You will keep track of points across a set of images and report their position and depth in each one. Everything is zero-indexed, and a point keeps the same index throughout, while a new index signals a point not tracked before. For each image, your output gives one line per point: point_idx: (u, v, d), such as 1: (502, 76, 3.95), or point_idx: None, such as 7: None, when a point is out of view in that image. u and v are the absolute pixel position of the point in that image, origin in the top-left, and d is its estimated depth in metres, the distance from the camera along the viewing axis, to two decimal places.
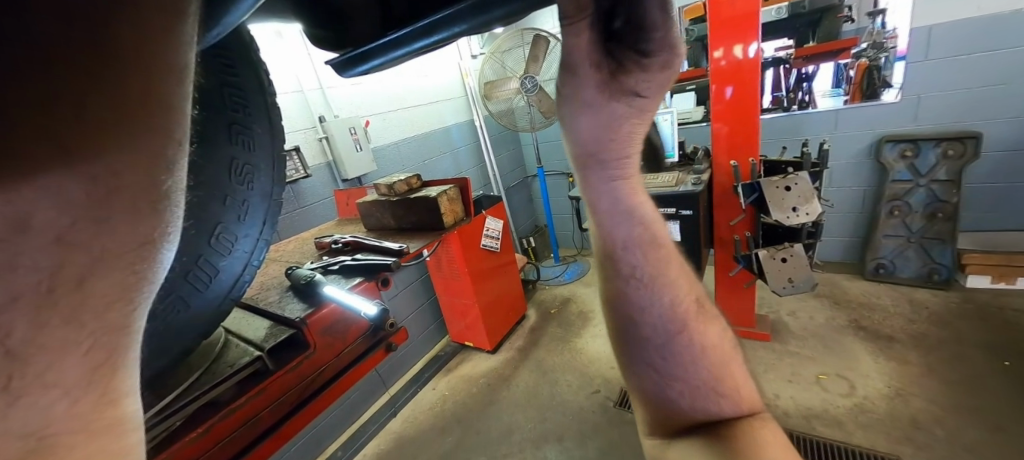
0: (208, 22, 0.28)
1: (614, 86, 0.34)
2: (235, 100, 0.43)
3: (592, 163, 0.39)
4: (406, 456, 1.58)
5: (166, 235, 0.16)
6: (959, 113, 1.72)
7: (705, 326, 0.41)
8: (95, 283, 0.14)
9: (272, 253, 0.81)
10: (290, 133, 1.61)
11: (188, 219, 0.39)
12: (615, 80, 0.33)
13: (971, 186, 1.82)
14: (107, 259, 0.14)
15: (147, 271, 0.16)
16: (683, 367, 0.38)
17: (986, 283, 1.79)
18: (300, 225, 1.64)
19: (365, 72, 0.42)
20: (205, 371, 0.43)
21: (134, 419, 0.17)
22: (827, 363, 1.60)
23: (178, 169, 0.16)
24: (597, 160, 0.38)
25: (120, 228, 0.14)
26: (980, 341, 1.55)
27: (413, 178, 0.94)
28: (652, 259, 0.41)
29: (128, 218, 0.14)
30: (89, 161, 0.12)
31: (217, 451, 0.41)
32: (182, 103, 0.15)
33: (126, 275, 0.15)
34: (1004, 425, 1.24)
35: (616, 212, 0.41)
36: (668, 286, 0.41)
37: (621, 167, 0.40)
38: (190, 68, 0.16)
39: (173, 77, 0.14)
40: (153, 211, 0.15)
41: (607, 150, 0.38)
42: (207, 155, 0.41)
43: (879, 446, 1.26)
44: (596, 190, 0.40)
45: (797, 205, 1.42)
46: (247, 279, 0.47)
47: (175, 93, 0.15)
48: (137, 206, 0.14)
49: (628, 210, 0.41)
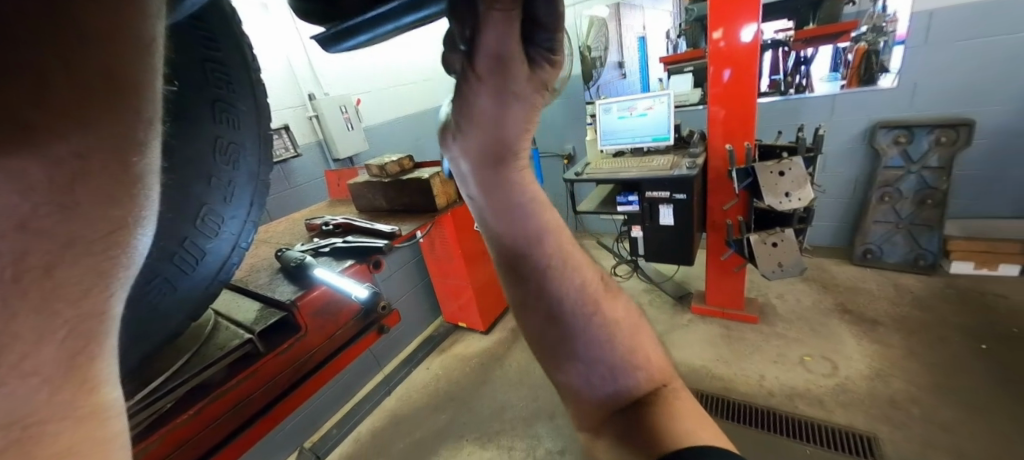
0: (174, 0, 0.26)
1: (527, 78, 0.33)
2: (219, 77, 0.41)
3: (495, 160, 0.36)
4: (401, 432, 1.61)
5: (139, 222, 0.18)
6: (955, 100, 1.72)
7: (615, 304, 0.40)
8: (64, 271, 0.15)
9: (263, 235, 0.80)
10: (278, 111, 1.58)
11: (171, 200, 0.38)
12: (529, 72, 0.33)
13: (961, 173, 1.83)
14: (78, 246, 0.16)
15: (120, 259, 0.17)
16: (610, 356, 0.37)
17: (969, 269, 1.83)
18: (291, 205, 1.61)
19: (351, 49, 0.40)
20: (195, 353, 0.43)
21: (115, 407, 0.18)
22: (811, 345, 1.64)
23: (150, 153, 0.18)
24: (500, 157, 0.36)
25: (90, 213, 0.16)
26: (959, 325, 1.60)
27: (406, 159, 0.93)
28: (558, 250, 0.39)
29: (96, 205, 0.16)
30: (55, 143, 0.15)
31: (207, 434, 0.41)
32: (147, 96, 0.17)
33: (101, 261, 0.16)
34: (977, 404, 1.30)
35: (518, 209, 0.37)
36: (576, 271, 0.39)
37: (519, 163, 0.38)
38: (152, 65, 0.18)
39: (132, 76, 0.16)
40: (127, 195, 0.17)
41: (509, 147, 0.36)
42: (191, 134, 0.39)
43: (857, 424, 1.31)
44: (501, 187, 0.37)
45: (790, 191, 1.42)
46: (236, 262, 0.46)
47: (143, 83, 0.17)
48: (107, 192, 0.16)
49: (530, 204, 0.38)
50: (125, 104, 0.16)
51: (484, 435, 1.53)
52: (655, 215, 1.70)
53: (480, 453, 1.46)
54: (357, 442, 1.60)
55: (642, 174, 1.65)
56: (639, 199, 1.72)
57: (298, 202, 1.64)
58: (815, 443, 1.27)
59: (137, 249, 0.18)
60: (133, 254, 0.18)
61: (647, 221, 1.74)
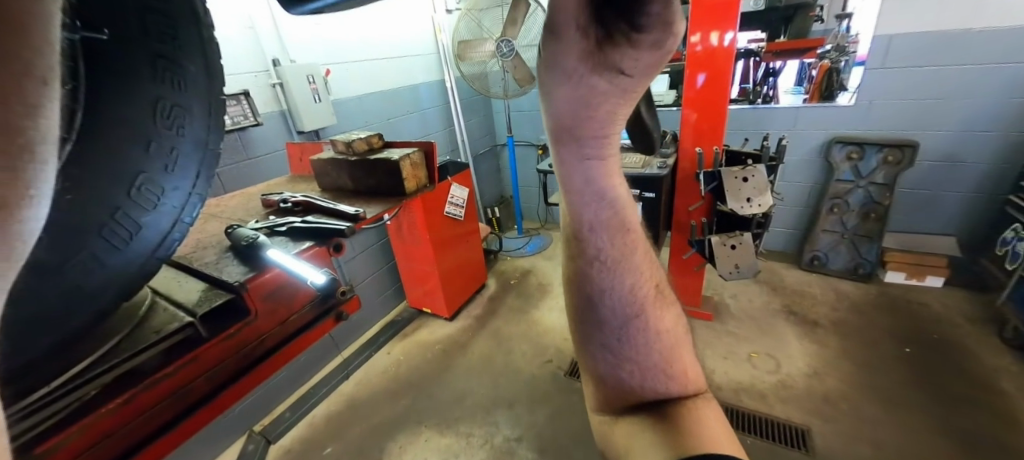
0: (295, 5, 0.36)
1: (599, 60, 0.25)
2: (162, 29, 0.38)
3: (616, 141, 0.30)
4: (356, 419, 1.57)
5: (29, 207, 0.13)
6: (939, 187, 1.88)
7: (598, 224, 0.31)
8: None
9: (212, 208, 0.75)
10: (236, 75, 1.44)
11: (87, 171, 0.33)
12: (600, 54, 0.25)
13: (903, 190, 1.95)
14: None
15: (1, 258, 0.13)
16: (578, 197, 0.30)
17: (900, 279, 1.96)
18: (248, 177, 1.51)
19: (315, 11, 0.38)
20: (128, 335, 0.41)
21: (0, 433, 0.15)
22: (758, 343, 1.74)
23: (52, 112, 0.14)
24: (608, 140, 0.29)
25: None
26: (887, 329, 1.74)
27: (375, 137, 0.91)
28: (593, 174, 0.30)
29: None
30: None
31: (143, 421, 0.39)
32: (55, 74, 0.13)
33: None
34: (894, 401, 1.43)
35: (589, 189, 0.30)
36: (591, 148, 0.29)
37: (600, 147, 0.29)
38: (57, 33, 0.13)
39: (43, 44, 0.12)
40: (33, 161, 0.13)
41: (589, 128, 0.28)
42: (127, 92, 0.35)
43: (793, 418, 1.41)
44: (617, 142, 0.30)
45: (752, 196, 1.45)
46: (177, 237, 0.43)
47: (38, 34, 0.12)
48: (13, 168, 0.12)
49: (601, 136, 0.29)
50: (40, 89, 0.13)
51: (442, 421, 1.53)
52: None
53: (440, 441, 1.45)
54: (310, 426, 1.56)
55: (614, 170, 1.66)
56: None
57: (254, 174, 1.52)
58: (757, 435, 1.36)
59: (27, 238, 0.14)
60: (19, 249, 0.14)
61: None
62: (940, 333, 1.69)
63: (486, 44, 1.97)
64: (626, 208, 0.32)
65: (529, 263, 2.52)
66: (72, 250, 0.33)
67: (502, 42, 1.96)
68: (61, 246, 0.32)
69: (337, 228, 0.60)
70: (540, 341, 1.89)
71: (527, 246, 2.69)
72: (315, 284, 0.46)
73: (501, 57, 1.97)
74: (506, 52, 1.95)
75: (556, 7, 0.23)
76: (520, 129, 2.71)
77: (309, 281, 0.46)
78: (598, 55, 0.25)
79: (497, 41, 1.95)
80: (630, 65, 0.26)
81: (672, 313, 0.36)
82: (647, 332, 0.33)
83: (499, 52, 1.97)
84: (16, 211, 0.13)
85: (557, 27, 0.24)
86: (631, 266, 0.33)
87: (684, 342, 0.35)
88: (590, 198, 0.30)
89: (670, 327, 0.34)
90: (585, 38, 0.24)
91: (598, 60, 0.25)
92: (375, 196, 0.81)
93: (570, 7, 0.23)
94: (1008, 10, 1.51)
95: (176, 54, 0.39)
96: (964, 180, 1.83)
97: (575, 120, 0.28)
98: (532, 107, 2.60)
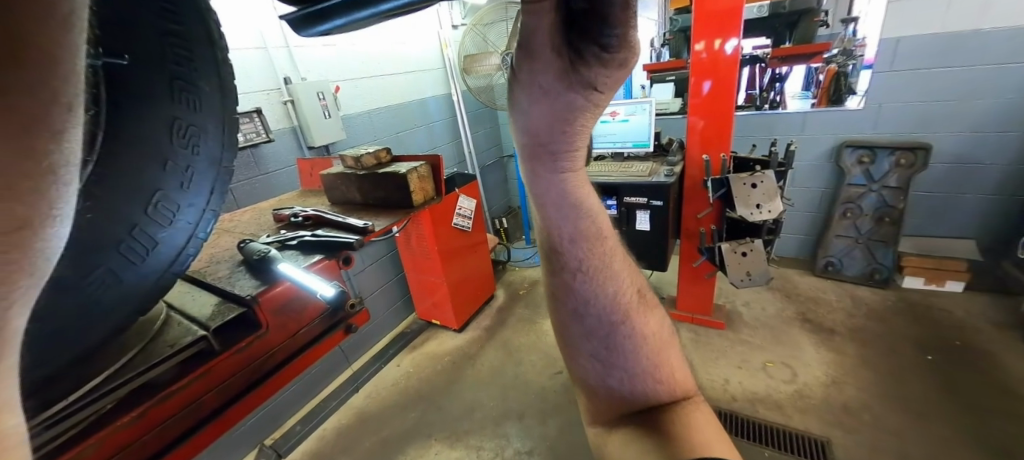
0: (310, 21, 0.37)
1: (574, 77, 0.26)
2: (178, 53, 0.39)
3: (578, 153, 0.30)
4: (366, 433, 1.56)
5: (53, 225, 0.14)
6: (955, 189, 1.84)
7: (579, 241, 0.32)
8: None
9: (225, 224, 0.77)
10: (250, 94, 1.48)
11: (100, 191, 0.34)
12: (574, 71, 0.26)
13: (917, 193, 1.91)
14: None
15: (26, 273, 0.14)
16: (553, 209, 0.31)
17: (919, 284, 1.91)
18: (260, 192, 1.54)
19: (326, 32, 0.39)
20: (141, 350, 0.41)
21: (11, 435, 0.15)
22: (773, 352, 1.70)
23: (73, 136, 0.14)
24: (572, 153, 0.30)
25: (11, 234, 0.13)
26: (907, 337, 1.68)
27: (383, 151, 0.93)
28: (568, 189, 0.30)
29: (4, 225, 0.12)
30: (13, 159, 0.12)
31: (155, 435, 0.39)
32: (76, 96, 0.14)
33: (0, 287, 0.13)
34: (917, 410, 1.38)
35: (562, 204, 0.30)
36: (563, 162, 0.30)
37: (571, 160, 0.30)
38: (82, 58, 0.14)
39: (67, 69, 0.13)
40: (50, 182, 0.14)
41: (559, 141, 0.29)
42: (142, 113, 0.37)
43: (813, 429, 1.36)
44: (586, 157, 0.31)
45: (761, 202, 1.45)
46: (192, 253, 0.44)
47: (65, 61, 0.13)
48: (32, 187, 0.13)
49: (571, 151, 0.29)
50: (64, 115, 0.13)
51: (452, 435, 1.51)
52: (632, 219, 1.72)
53: (450, 454, 1.44)
54: (321, 440, 1.56)
55: (621, 179, 1.66)
56: (618, 203, 1.73)
57: (266, 190, 1.56)
58: (775, 447, 1.32)
59: (53, 257, 0.15)
60: (46, 266, 0.15)
61: (624, 225, 1.76)
62: (962, 339, 1.64)
63: (492, 58, 2.01)
64: (600, 217, 0.33)
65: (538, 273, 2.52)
66: (92, 265, 0.34)
67: (507, 56, 1.99)
68: (80, 263, 0.33)
69: (345, 240, 0.60)
70: (550, 352, 1.87)
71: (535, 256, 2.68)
72: (324, 296, 0.46)
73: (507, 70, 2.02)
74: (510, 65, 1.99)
75: (527, 27, 0.25)
76: None
77: (318, 293, 0.46)
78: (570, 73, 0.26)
79: (502, 55, 1.99)
80: (601, 82, 0.26)
81: (656, 317, 0.35)
82: (632, 338, 0.32)
83: (504, 66, 2.01)
84: (41, 232, 0.14)
85: (530, 47, 0.25)
86: (613, 273, 0.33)
87: (670, 344, 0.35)
88: (565, 211, 0.31)
89: (655, 331, 0.34)
90: (558, 58, 0.26)
91: (573, 78, 0.26)
92: (384, 208, 0.83)
93: (545, 29, 0.25)
94: (1014, 11, 1.51)
95: (192, 75, 0.41)
96: (979, 182, 1.79)
97: (549, 135, 0.28)
98: None
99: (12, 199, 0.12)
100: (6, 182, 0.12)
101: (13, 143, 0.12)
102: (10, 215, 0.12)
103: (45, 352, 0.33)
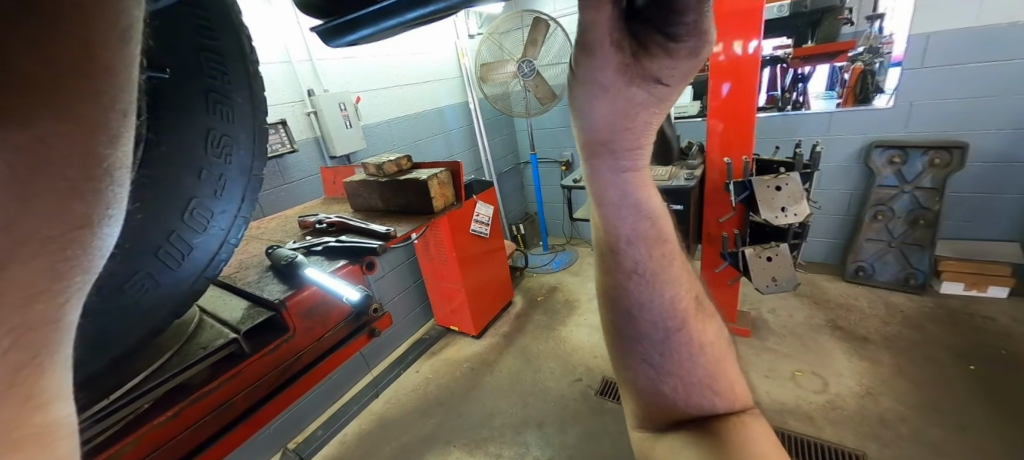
0: (337, 33, 0.38)
1: (634, 70, 0.28)
2: (213, 67, 0.41)
3: (605, 152, 0.32)
4: (385, 438, 1.57)
5: (106, 218, 0.16)
6: (995, 189, 1.75)
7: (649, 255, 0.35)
8: (16, 270, 0.14)
9: (253, 231, 0.80)
10: (275, 106, 1.53)
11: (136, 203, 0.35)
12: (635, 63, 0.28)
13: (953, 194, 1.83)
14: (30, 244, 0.14)
15: (81, 258, 0.16)
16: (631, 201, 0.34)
17: (959, 290, 1.82)
18: (285, 201, 1.59)
19: (353, 43, 0.40)
20: (177, 351, 0.43)
21: (63, 427, 0.16)
22: (802, 360, 1.64)
23: (122, 142, 0.17)
24: (610, 149, 0.32)
25: (56, 217, 0.14)
26: (948, 346, 1.59)
27: (404, 159, 0.95)
28: (653, 252, 0.35)
29: (55, 206, 0.14)
30: (69, 157, 0.14)
31: (190, 433, 0.41)
32: (125, 104, 0.16)
33: (55, 265, 0.15)
34: (960, 423, 1.30)
35: (625, 205, 0.33)
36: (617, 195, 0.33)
37: (633, 158, 0.33)
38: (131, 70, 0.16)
39: (116, 74, 0.15)
40: (93, 188, 0.15)
41: (621, 138, 0.31)
42: (183, 125, 0.39)
43: (847, 442, 1.30)
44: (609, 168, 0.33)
45: (787, 205, 1.39)
46: (225, 257, 0.45)
47: (114, 72, 0.15)
48: (75, 185, 0.15)
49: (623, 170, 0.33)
50: (110, 119, 0.15)
51: (470, 442, 1.50)
52: None
53: None
54: (341, 445, 1.57)
55: None
56: None
57: (292, 199, 1.61)
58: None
59: (103, 247, 0.17)
60: (97, 257, 0.17)
61: None
62: (1010, 348, 1.54)
63: (508, 65, 2.03)
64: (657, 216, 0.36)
65: (556, 279, 2.50)
66: (129, 270, 0.35)
67: (523, 63, 2.01)
68: (122, 266, 0.35)
69: (369, 246, 0.62)
70: (569, 359, 1.85)
71: (553, 262, 2.67)
72: (350, 301, 0.47)
73: (523, 77, 2.04)
74: (527, 72, 2.02)
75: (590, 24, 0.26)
76: (544, 146, 2.74)
77: (344, 298, 0.47)
78: (634, 66, 0.28)
79: (519, 62, 2.01)
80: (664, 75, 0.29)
81: (709, 326, 0.38)
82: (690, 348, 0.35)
83: (520, 73, 2.03)
84: (97, 229, 0.16)
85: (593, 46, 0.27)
86: (669, 277, 0.36)
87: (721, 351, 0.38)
88: (629, 212, 0.34)
89: (714, 340, 0.37)
90: (619, 52, 0.27)
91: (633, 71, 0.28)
92: (404, 215, 0.84)
93: (603, 24, 0.26)
94: None
95: (226, 88, 0.43)
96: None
97: (613, 132, 0.31)
98: (555, 125, 2.63)
99: (70, 197, 0.15)
100: (59, 176, 0.14)
101: (70, 138, 0.14)
102: (66, 211, 0.15)
103: (89, 355, 0.34)
